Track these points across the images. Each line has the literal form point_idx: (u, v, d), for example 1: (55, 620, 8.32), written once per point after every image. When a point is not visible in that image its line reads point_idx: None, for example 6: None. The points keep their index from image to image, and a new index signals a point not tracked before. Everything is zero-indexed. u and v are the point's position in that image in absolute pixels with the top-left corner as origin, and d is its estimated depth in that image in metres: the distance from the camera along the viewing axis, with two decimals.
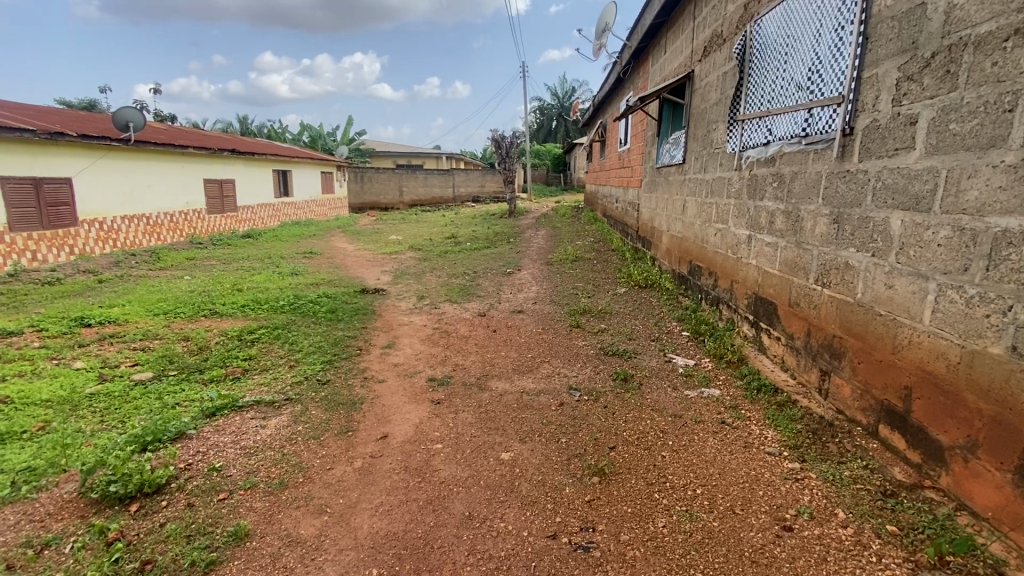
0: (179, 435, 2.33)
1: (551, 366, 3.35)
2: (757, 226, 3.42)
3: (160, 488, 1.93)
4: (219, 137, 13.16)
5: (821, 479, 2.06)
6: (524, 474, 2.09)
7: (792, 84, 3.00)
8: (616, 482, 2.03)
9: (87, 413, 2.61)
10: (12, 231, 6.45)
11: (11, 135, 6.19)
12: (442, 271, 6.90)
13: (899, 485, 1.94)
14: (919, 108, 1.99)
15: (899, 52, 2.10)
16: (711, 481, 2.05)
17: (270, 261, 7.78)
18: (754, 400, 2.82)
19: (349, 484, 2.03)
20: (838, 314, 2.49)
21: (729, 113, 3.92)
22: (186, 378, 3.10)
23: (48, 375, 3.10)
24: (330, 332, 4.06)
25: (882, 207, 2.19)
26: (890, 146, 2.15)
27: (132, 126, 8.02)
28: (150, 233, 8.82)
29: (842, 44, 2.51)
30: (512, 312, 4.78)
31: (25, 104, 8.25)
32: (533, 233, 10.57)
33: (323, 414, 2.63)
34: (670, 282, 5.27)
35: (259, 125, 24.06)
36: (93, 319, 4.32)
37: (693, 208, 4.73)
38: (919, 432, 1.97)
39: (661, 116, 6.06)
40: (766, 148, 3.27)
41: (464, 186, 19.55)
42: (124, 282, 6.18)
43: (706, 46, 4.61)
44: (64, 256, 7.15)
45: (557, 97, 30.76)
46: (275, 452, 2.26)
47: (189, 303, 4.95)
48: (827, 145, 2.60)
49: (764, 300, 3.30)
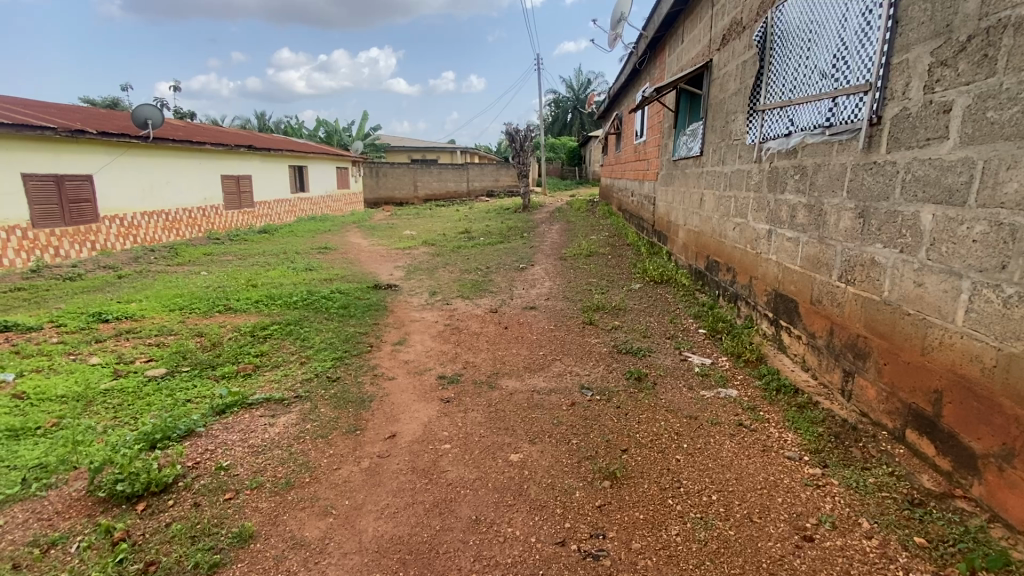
0: (188, 433, 2.33)
1: (564, 364, 3.29)
2: (777, 220, 3.30)
3: (167, 487, 1.92)
4: (236, 134, 13.30)
5: (844, 485, 1.97)
6: (533, 476, 2.04)
7: (815, 71, 2.87)
8: (627, 487, 1.97)
9: (100, 409, 2.63)
10: (35, 227, 6.58)
11: (32, 133, 6.29)
12: (455, 267, 6.86)
13: (928, 494, 1.85)
14: (953, 95, 1.88)
15: (932, 36, 1.98)
16: (727, 487, 1.97)
17: (285, 256, 7.84)
18: (774, 401, 2.72)
19: (355, 484, 2.00)
20: (863, 313, 2.39)
21: (749, 103, 3.79)
22: (198, 374, 3.11)
23: (65, 370, 3.14)
24: (342, 328, 4.06)
25: (912, 200, 2.08)
26: (920, 136, 2.03)
27: (151, 123, 8.15)
28: (169, 229, 8.94)
29: (870, 28, 2.39)
30: (524, 308, 4.73)
31: (47, 103, 8.40)
32: (547, 227, 10.48)
33: (331, 412, 2.61)
34: (687, 277, 5.16)
35: (277, 121, 24.31)
36: (110, 314, 4.38)
37: (711, 202, 4.60)
38: (950, 438, 1.86)
39: (678, 108, 5.92)
40: (788, 139, 3.15)
41: (478, 181, 19.48)
42: (143, 277, 6.26)
43: (724, 34, 4.47)
44: (86, 251, 7.28)
45: (572, 89, 30.45)
46: (283, 450, 2.24)
47: (204, 299, 4.99)
48: (852, 136, 2.48)
49: (784, 297, 3.19)
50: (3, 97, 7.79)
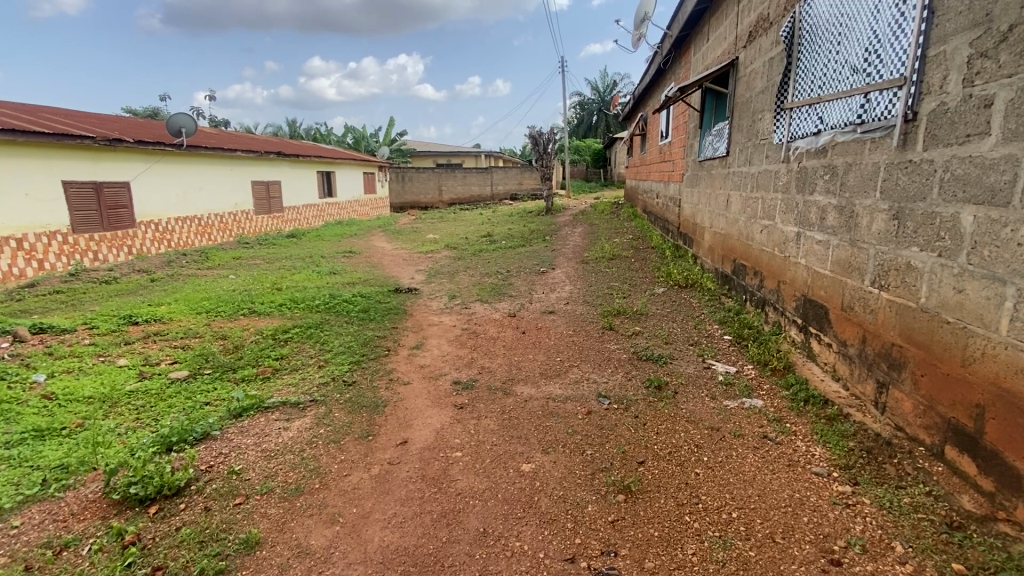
0: (204, 436, 2.36)
1: (581, 370, 3.22)
2: (806, 222, 3.17)
3: (180, 491, 1.94)
4: (268, 141, 13.66)
5: (876, 505, 1.85)
6: (545, 488, 1.97)
7: (845, 66, 2.74)
8: (642, 501, 1.89)
9: (124, 410, 2.69)
10: (75, 232, 6.85)
11: (72, 142, 6.55)
12: (476, 270, 6.86)
13: (968, 516, 1.72)
14: (994, 88, 1.75)
15: (971, 26, 1.85)
16: (749, 504, 1.87)
17: (310, 260, 7.97)
18: (802, 413, 2.59)
19: (364, 492, 1.98)
20: (898, 320, 2.25)
21: (777, 101, 3.66)
22: (219, 377, 3.16)
23: (94, 371, 3.24)
24: (361, 332, 4.08)
25: (950, 200, 1.94)
26: (959, 133, 1.90)
27: (184, 132, 8.46)
28: (201, 233, 9.20)
29: (904, 20, 2.26)
30: (543, 312, 4.67)
31: (89, 113, 8.78)
32: (570, 230, 10.38)
33: (345, 416, 2.60)
34: (712, 281, 5.01)
35: (307, 128, 24.95)
36: (140, 317, 4.52)
37: (738, 203, 4.46)
38: (993, 457, 1.73)
39: (704, 108, 5.78)
40: (817, 138, 3.01)
41: (502, 184, 19.52)
42: (174, 281, 6.46)
43: (751, 31, 4.33)
44: (123, 255, 7.56)
45: (597, 91, 30.27)
46: (295, 455, 2.24)
47: (229, 302, 5.11)
48: (885, 133, 2.36)
49: (814, 303, 3.05)
50: (48, 109, 8.18)
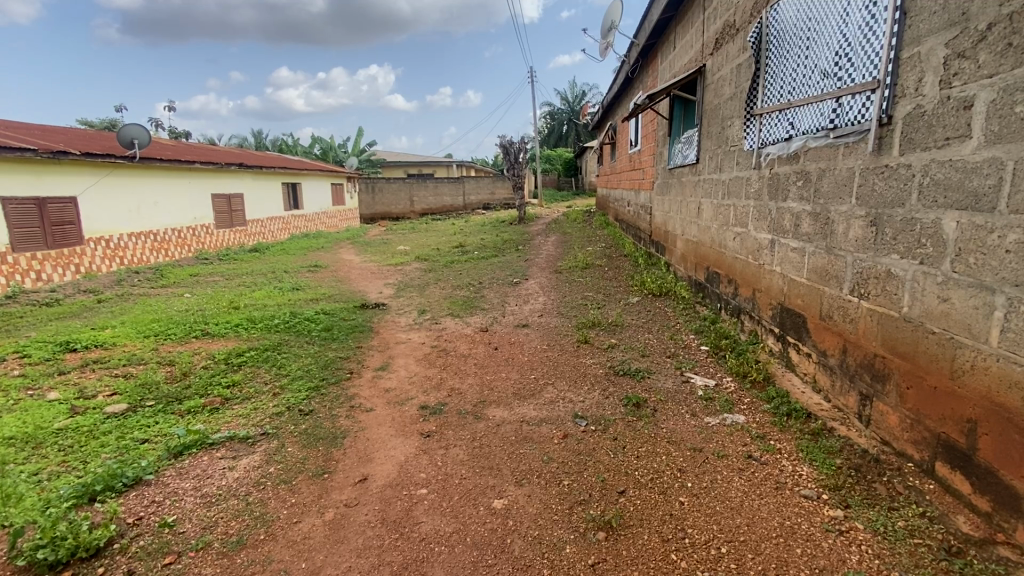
0: (135, 481, 2.10)
1: (556, 389, 3.05)
2: (780, 229, 3.10)
3: (98, 551, 1.69)
4: (230, 152, 13.19)
5: (870, 531, 1.74)
6: (518, 528, 1.80)
7: (816, 71, 2.69)
8: (624, 540, 1.73)
9: (48, 453, 2.39)
10: (16, 251, 6.40)
11: (12, 156, 6.14)
12: (447, 283, 6.64)
13: (967, 541, 1.62)
14: (974, 89, 1.68)
15: (946, 26, 1.79)
16: (738, 537, 1.73)
17: (273, 275, 7.64)
18: (785, 429, 2.49)
19: (315, 542, 1.76)
20: (880, 330, 2.17)
21: (746, 107, 3.60)
22: (161, 410, 2.87)
23: (19, 407, 2.90)
24: (323, 353, 3.82)
25: (931, 206, 1.87)
26: (938, 136, 1.84)
27: (137, 143, 8.02)
28: (157, 249, 8.73)
29: (875, 22, 2.20)
30: (516, 326, 4.50)
31: (31, 125, 8.27)
32: (543, 239, 10.31)
33: (299, 451, 2.37)
34: (686, 289, 4.94)
35: (272, 139, 24.53)
36: (80, 343, 4.15)
37: (709, 211, 4.40)
38: (988, 475, 1.64)
39: (672, 116, 5.74)
40: (788, 144, 2.95)
41: (474, 194, 19.43)
42: (123, 301, 6.06)
43: (717, 38, 4.31)
44: (70, 275, 7.08)
45: (566, 101, 30.52)
46: (240, 500, 2.01)
47: (181, 323, 4.76)
48: (859, 138, 2.29)
49: (791, 312, 2.97)
50: None
